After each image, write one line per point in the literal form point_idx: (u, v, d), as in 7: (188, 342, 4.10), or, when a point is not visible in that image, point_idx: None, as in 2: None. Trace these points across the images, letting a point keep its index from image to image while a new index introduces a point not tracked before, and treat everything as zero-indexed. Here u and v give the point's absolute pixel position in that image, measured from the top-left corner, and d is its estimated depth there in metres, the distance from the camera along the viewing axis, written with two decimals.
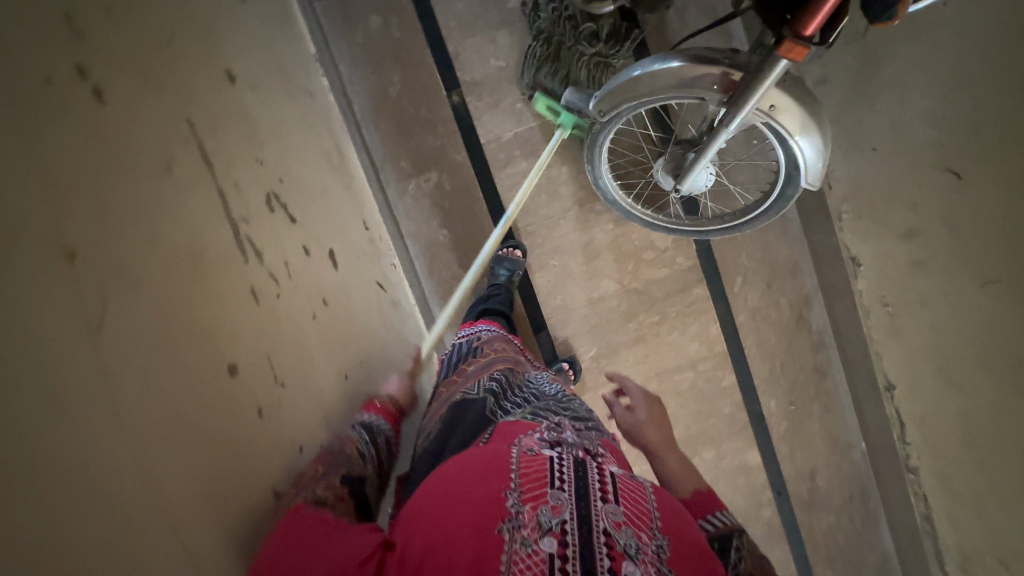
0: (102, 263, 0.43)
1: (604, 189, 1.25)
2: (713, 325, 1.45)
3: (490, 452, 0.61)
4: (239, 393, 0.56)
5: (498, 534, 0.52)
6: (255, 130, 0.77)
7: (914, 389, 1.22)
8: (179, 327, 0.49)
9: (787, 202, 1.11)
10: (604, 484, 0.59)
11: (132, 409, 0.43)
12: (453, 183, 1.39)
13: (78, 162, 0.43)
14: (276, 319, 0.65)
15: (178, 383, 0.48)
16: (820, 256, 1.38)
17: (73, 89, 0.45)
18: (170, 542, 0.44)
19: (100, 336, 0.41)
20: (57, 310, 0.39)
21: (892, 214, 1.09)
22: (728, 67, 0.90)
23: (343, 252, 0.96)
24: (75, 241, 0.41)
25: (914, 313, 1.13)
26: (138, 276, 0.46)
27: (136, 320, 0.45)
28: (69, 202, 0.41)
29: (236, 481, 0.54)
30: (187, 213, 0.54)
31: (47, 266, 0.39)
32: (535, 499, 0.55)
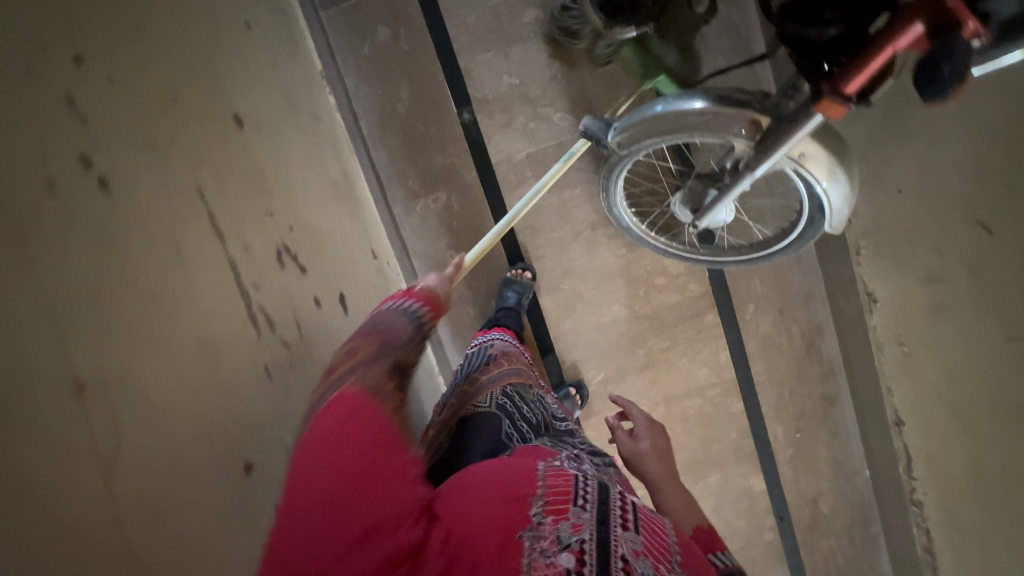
0: (113, 387, 0.41)
1: (619, 217, 1.22)
2: (723, 352, 1.43)
3: (518, 460, 0.59)
4: (256, 485, 0.54)
5: (518, 541, 0.50)
6: (264, 179, 0.74)
7: (924, 426, 1.21)
8: (194, 436, 0.47)
9: (807, 241, 1.09)
10: (627, 511, 0.56)
11: (145, 537, 0.41)
12: (463, 204, 1.36)
13: (86, 277, 0.41)
14: (289, 392, 0.63)
15: (193, 494, 0.46)
16: (833, 285, 1.36)
17: (79, 188, 0.42)
18: None
19: (111, 469, 0.40)
20: (66, 453, 0.37)
21: (913, 256, 1.06)
22: (757, 112, 0.87)
23: (353, 292, 0.93)
24: (85, 371, 0.39)
25: (929, 354, 1.12)
26: (150, 393, 0.44)
27: (149, 439, 0.43)
28: (77, 328, 0.39)
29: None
30: (198, 301, 0.52)
31: (57, 408, 0.37)
32: (558, 512, 0.53)
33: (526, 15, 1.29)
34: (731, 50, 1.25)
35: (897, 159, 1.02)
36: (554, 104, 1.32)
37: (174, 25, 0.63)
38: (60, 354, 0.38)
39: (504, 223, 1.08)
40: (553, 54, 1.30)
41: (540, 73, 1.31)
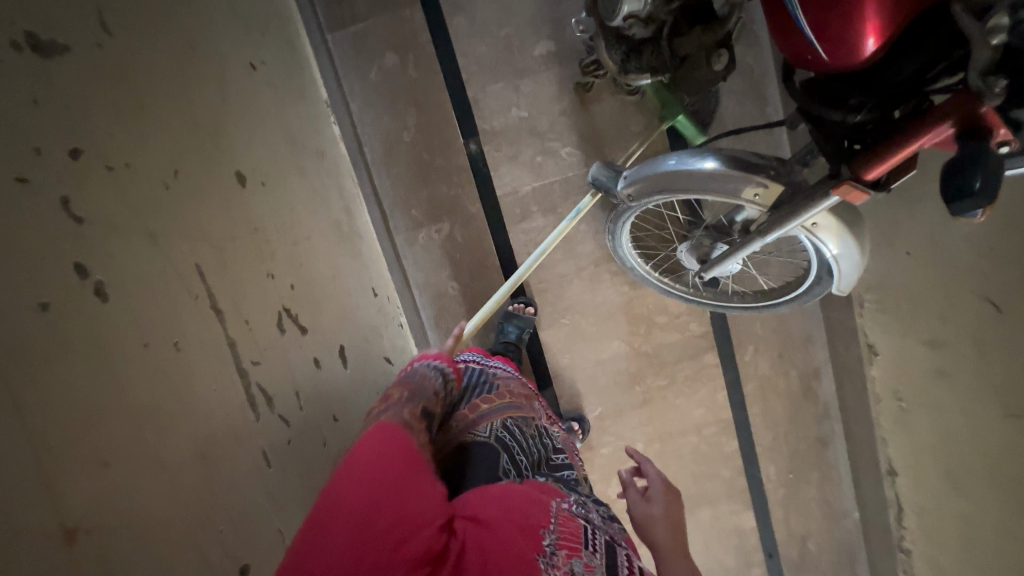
0: (105, 522, 0.41)
1: (624, 257, 1.21)
2: (720, 392, 1.43)
3: (534, 493, 0.64)
4: None
5: (537, 563, 0.54)
6: (265, 239, 0.72)
7: (918, 480, 1.21)
8: (189, 554, 0.47)
9: (812, 297, 1.07)
10: (631, 564, 0.61)
11: None
12: (466, 235, 1.34)
13: (76, 413, 0.41)
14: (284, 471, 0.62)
15: None
16: (833, 331, 1.35)
17: (73, 307, 0.42)
18: None
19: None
20: None
21: (918, 317, 1.05)
22: (768, 178, 0.85)
23: (354, 342, 0.91)
24: (72, 514, 0.39)
25: (927, 413, 1.12)
26: (141, 519, 0.44)
27: (142, 565, 0.43)
28: (66, 466, 0.39)
29: None
30: (194, 404, 0.52)
31: (45, 559, 0.37)
32: (570, 548, 0.57)
33: (538, 47, 1.26)
34: (745, 93, 1.23)
35: (907, 223, 1.02)
36: (562, 139, 1.29)
37: (177, 92, 0.62)
38: (45, 502, 0.38)
39: (514, 279, 1.13)
40: (563, 89, 1.27)
41: (550, 107, 1.28)
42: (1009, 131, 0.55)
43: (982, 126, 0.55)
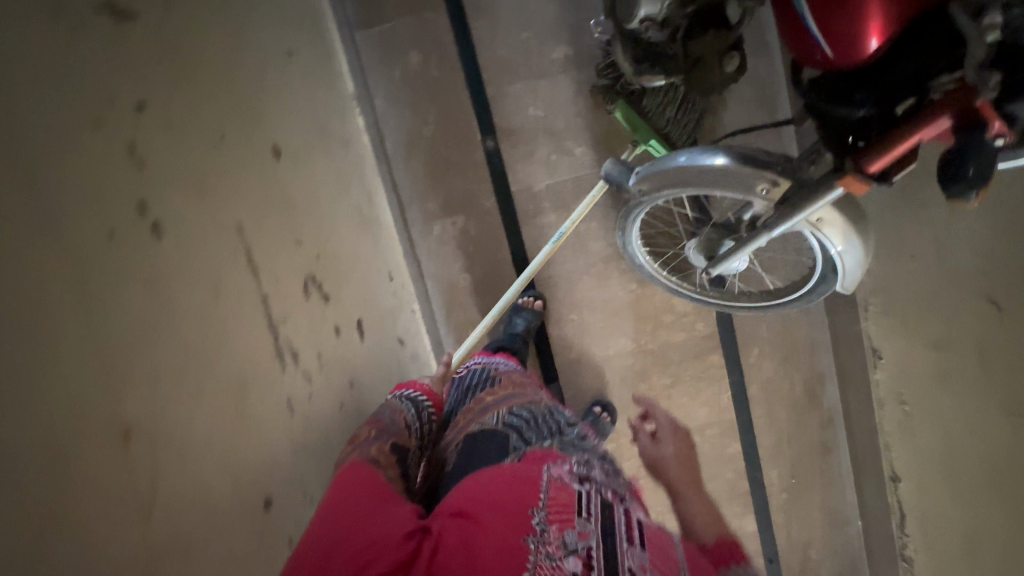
0: (153, 428, 0.47)
1: (632, 255, 1.24)
2: (725, 393, 1.44)
3: (524, 472, 0.64)
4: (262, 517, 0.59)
5: (523, 545, 0.55)
6: (295, 211, 0.76)
7: (919, 486, 1.21)
8: (220, 476, 0.53)
9: (816, 297, 1.10)
10: (632, 526, 0.59)
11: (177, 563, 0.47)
12: (479, 229, 1.38)
13: (136, 331, 0.47)
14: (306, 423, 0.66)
15: (214, 522, 0.52)
16: (838, 336, 1.37)
17: (135, 239, 0.48)
18: None
19: (148, 512, 0.45)
20: (109, 492, 0.43)
21: (921, 321, 1.07)
22: (778, 174, 0.88)
23: (371, 320, 0.95)
24: (133, 420, 0.45)
25: (930, 417, 1.13)
26: (185, 438, 0.50)
27: (181, 471, 0.49)
28: (126, 375, 0.45)
29: None
30: (234, 342, 0.57)
31: (106, 452, 0.43)
32: (562, 522, 0.57)
33: (557, 51, 1.31)
34: (757, 101, 1.28)
35: (912, 227, 1.04)
36: (577, 139, 1.34)
37: (224, 65, 0.67)
38: (111, 408, 0.44)
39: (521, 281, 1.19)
40: (579, 91, 1.32)
41: (566, 108, 1.33)
42: (1004, 124, 0.58)
43: (978, 118, 0.58)
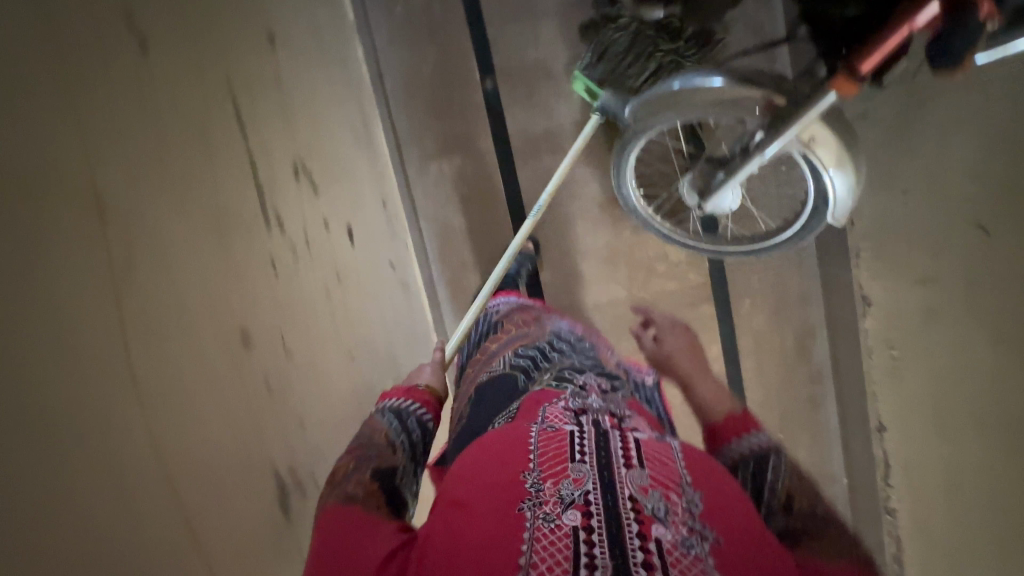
0: (127, 217, 0.44)
1: (626, 198, 1.23)
2: (715, 344, 1.44)
3: (510, 434, 0.63)
4: (247, 365, 0.55)
5: (519, 513, 0.53)
6: (288, 101, 0.76)
7: (906, 433, 1.21)
8: (198, 289, 0.50)
9: (810, 233, 1.10)
10: (629, 450, 0.60)
11: (147, 371, 0.43)
12: (476, 170, 1.38)
13: (113, 114, 0.44)
14: (292, 291, 0.65)
15: (191, 347, 0.48)
16: (829, 288, 1.37)
17: (119, 34, 0.46)
18: (169, 515, 0.43)
19: (118, 284, 0.42)
20: (77, 256, 0.39)
21: (911, 260, 1.08)
22: (772, 93, 0.89)
23: (361, 230, 0.95)
24: (106, 185, 0.42)
25: (918, 359, 1.13)
26: (161, 232, 0.47)
27: (158, 275, 0.46)
28: (100, 152, 0.42)
29: (230, 471, 0.50)
30: (217, 180, 0.56)
31: (81, 216, 0.40)
32: (556, 475, 0.57)
33: None
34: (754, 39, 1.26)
35: (904, 162, 1.04)
36: None
37: None
38: (85, 170, 0.41)
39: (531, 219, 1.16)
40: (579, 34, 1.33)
41: (565, 51, 1.33)
42: (993, 6, 0.59)
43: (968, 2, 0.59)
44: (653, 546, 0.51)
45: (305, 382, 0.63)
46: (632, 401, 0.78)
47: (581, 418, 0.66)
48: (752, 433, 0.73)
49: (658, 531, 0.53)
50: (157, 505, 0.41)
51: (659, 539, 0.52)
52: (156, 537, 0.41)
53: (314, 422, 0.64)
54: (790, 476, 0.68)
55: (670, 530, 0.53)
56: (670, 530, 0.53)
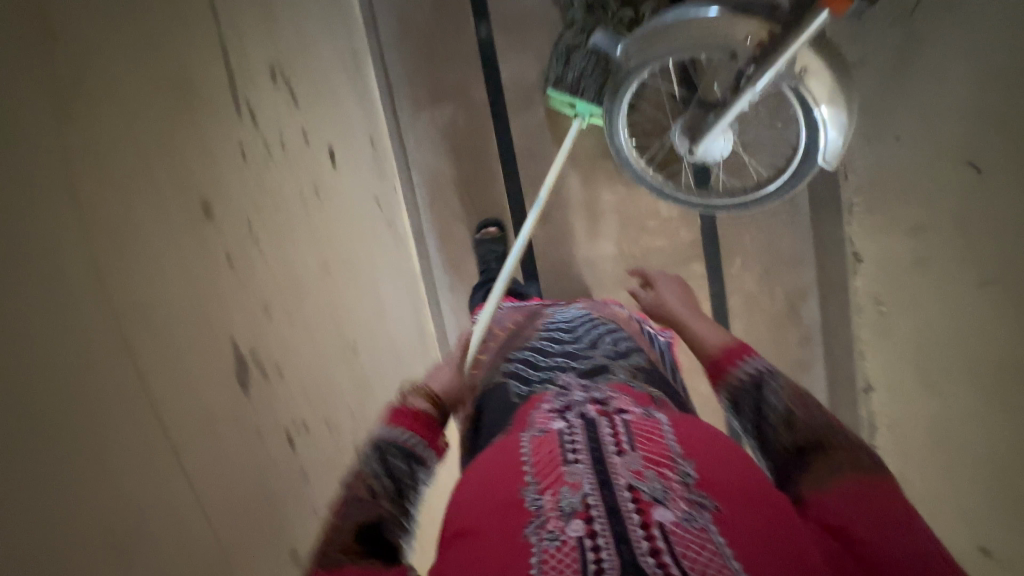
0: (77, 47, 0.42)
1: (618, 148, 1.20)
2: (705, 304, 1.43)
3: (505, 451, 0.62)
4: (209, 235, 0.54)
5: (523, 539, 0.49)
6: (268, 8, 0.75)
7: (892, 390, 1.20)
8: (156, 149, 0.49)
9: (801, 179, 1.08)
10: (618, 436, 0.58)
11: (95, 204, 0.42)
12: (468, 120, 1.37)
13: None
14: (263, 184, 0.64)
15: (142, 198, 0.47)
16: (822, 247, 1.35)
17: None
18: (117, 351, 0.42)
19: (68, 114, 0.40)
20: (25, 65, 0.38)
21: (903, 208, 1.07)
22: (764, 22, 0.92)
23: (344, 156, 0.93)
24: (54, 11, 0.41)
25: (906, 313, 1.11)
26: (118, 81, 0.46)
27: (107, 116, 0.44)
28: None
29: (192, 332, 0.49)
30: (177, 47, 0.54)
31: (28, 29, 0.38)
32: (553, 485, 0.54)
33: None
34: None
35: (900, 108, 1.03)
36: None
37: None
38: None
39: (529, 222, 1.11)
40: None
41: None
42: None
43: None
44: (657, 532, 0.47)
45: (271, 276, 0.62)
46: (614, 382, 0.73)
47: (569, 416, 0.63)
48: (746, 359, 0.68)
49: (660, 513, 0.49)
50: (100, 340, 0.41)
51: (661, 522, 0.48)
52: (98, 369, 0.40)
53: (282, 316, 0.63)
54: (789, 393, 0.63)
55: (671, 509, 0.50)
56: (672, 509, 0.50)
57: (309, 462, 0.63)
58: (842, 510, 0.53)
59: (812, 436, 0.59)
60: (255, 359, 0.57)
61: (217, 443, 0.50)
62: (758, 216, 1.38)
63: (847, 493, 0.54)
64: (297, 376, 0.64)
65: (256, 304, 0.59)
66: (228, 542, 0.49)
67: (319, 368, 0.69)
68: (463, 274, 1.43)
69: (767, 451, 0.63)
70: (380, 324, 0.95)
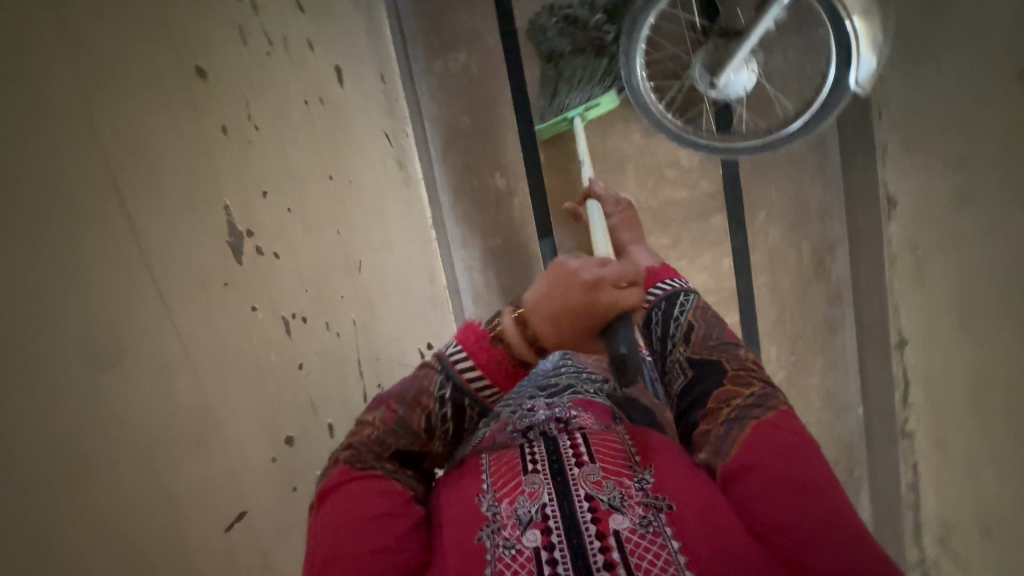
0: None
1: (636, 90, 1.15)
2: (726, 259, 1.37)
3: (466, 467, 0.63)
4: (203, 106, 0.57)
5: (478, 544, 0.52)
6: None
7: (927, 343, 1.11)
8: (149, 15, 0.52)
9: (833, 111, 1.05)
10: (577, 446, 0.59)
11: (86, 47, 0.46)
12: (480, 67, 1.34)
13: None
14: (262, 72, 0.67)
15: (134, 55, 0.50)
16: (853, 195, 1.26)
17: None
18: (108, 180, 0.47)
19: None
20: None
21: (944, 140, 0.99)
22: None
23: (352, 79, 0.92)
24: None
25: (945, 257, 1.03)
26: None
27: None
28: None
29: (185, 188, 0.54)
30: None
31: None
32: (512, 493, 0.55)
33: None
34: None
35: (939, 32, 0.97)
36: None
37: None
38: None
39: None
40: None
41: None
42: None
43: None
44: (612, 541, 0.49)
45: (269, 164, 0.66)
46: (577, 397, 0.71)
47: (529, 433, 0.64)
48: (661, 281, 0.73)
49: (616, 521, 0.51)
50: (80, 175, 0.44)
51: (617, 530, 0.50)
52: (74, 190, 0.44)
53: (281, 207, 0.66)
54: (694, 309, 0.68)
55: (627, 517, 0.51)
56: (628, 517, 0.51)
57: (306, 355, 0.67)
58: (758, 451, 0.52)
59: (709, 352, 0.62)
60: (250, 235, 0.61)
61: (207, 303, 0.54)
62: (784, 163, 1.31)
63: (761, 446, 0.53)
64: (297, 267, 0.67)
65: (253, 185, 0.63)
66: (211, 401, 0.53)
67: (320, 269, 0.72)
68: (476, 227, 1.41)
69: (669, 366, 0.66)
70: (387, 254, 0.94)
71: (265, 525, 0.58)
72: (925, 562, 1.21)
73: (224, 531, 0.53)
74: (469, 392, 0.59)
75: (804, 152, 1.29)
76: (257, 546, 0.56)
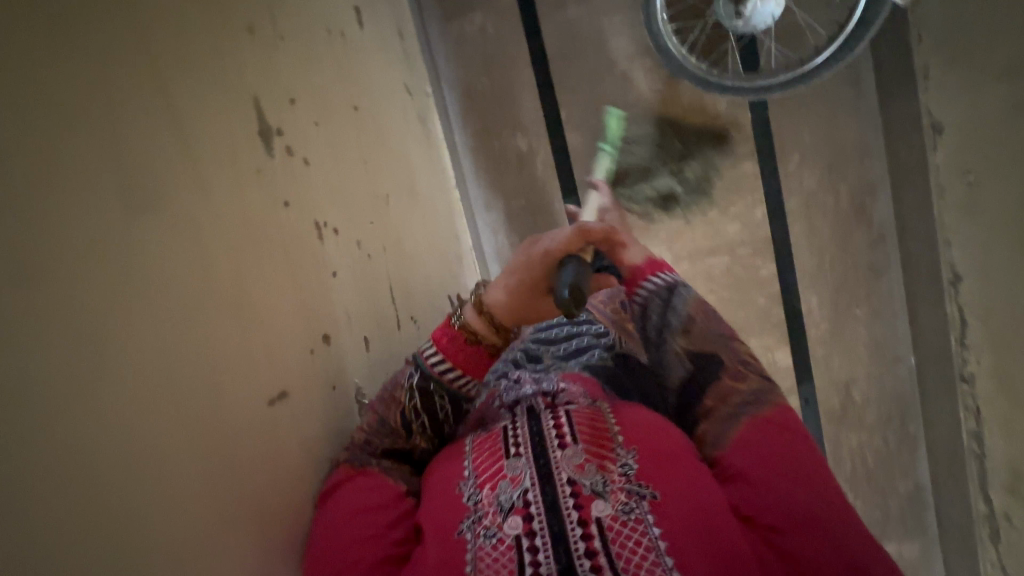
0: None
1: (656, 36, 1.14)
2: (758, 208, 1.32)
3: (449, 453, 0.59)
4: (227, 7, 0.59)
5: (458, 538, 0.49)
6: None
7: (983, 275, 1.02)
8: None
9: (866, 34, 1.00)
10: (560, 425, 0.54)
11: None
12: (497, 27, 1.34)
13: None
14: None
15: None
16: (892, 128, 1.20)
17: None
18: (136, 55, 0.48)
19: None
20: None
21: (993, 52, 0.93)
22: None
23: (371, 22, 0.94)
24: None
25: (998, 177, 0.96)
26: None
27: None
28: None
29: (211, 81, 0.55)
30: None
31: None
32: (492, 479, 0.52)
33: None
34: None
35: None
36: None
37: None
38: None
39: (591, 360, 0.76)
40: None
41: None
42: None
43: None
44: (594, 528, 0.45)
45: (296, 75, 0.68)
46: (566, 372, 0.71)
47: (516, 411, 0.60)
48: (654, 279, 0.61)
49: (598, 508, 0.47)
50: (109, 47, 0.46)
51: (598, 517, 0.46)
52: (104, 60, 0.45)
53: (308, 120, 0.69)
54: (694, 302, 0.60)
55: (609, 505, 0.47)
56: (610, 505, 0.47)
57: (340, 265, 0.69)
58: (764, 469, 0.49)
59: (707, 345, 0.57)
60: (280, 134, 0.63)
61: (240, 192, 0.56)
62: (816, 103, 1.26)
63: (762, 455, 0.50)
64: (325, 176, 0.69)
65: (282, 93, 0.65)
66: (246, 295, 0.55)
67: (345, 182, 0.73)
68: (501, 191, 1.41)
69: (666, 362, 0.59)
70: (411, 196, 0.93)
71: (302, 430, 0.61)
72: (995, 516, 1.10)
73: (266, 403, 0.56)
74: (432, 376, 0.60)
75: (839, 90, 1.25)
76: (295, 447, 0.59)
